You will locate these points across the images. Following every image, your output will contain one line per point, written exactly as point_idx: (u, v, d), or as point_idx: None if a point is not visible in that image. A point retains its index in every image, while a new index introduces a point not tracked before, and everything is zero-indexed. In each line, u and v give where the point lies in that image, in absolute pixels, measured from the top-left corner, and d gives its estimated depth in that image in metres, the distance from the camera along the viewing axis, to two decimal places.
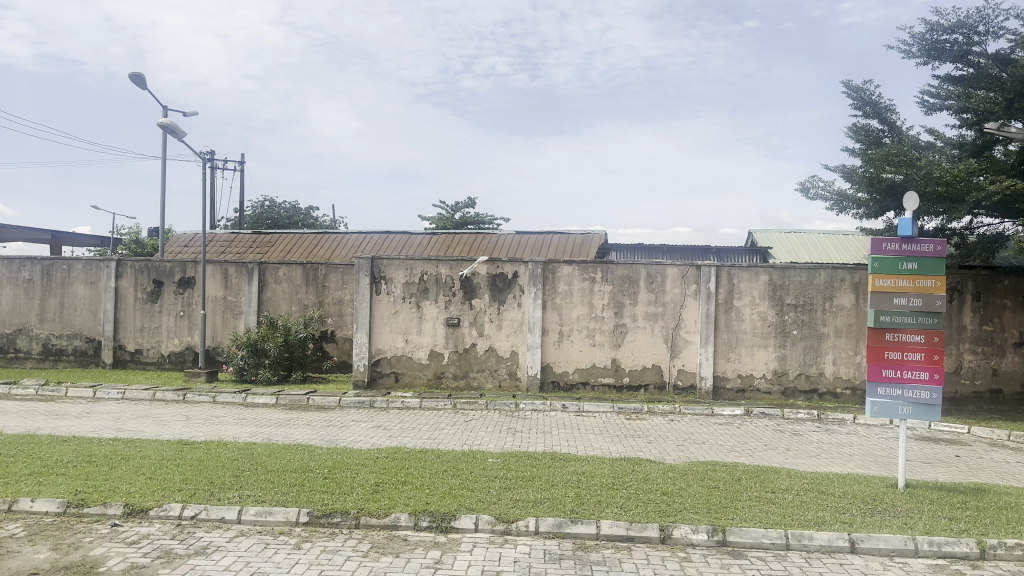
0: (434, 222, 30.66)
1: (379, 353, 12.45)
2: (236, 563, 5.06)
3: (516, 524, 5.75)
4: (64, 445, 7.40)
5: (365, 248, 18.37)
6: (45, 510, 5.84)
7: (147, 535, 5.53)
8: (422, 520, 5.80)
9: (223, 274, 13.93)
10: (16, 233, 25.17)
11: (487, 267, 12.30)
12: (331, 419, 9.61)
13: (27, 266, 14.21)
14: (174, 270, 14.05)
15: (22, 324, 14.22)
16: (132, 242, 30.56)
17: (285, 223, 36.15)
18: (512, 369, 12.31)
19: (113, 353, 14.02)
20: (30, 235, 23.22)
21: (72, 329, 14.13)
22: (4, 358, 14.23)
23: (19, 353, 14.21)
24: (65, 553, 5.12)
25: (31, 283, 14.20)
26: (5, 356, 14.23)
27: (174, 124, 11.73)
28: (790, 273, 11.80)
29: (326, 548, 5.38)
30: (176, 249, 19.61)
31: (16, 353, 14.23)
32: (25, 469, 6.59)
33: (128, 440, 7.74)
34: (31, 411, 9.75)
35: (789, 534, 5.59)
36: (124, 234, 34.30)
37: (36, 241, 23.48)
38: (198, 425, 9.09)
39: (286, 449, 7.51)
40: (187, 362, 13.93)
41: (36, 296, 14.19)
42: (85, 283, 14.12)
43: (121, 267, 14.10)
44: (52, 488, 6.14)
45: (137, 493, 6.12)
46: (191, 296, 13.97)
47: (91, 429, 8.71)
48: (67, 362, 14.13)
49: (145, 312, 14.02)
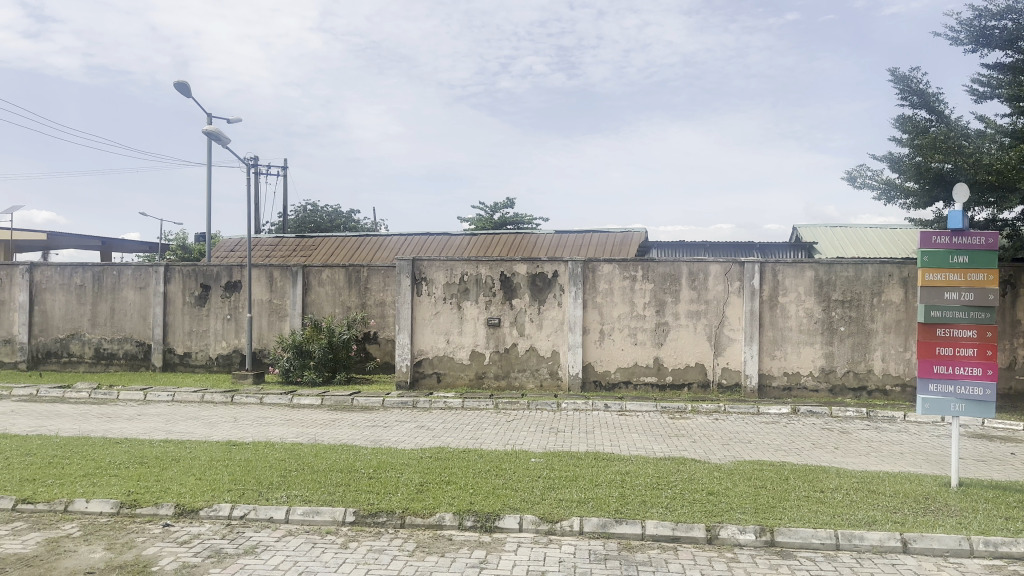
0: (474, 224, 30.73)
1: (420, 354, 12.53)
2: (284, 562, 5.14)
3: (560, 523, 5.74)
4: (116, 447, 7.58)
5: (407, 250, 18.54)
6: (99, 510, 6.00)
7: (197, 535, 5.64)
8: (467, 520, 5.83)
9: (269, 278, 14.16)
10: (68, 242, 26.00)
11: (527, 267, 12.30)
12: (375, 420, 9.69)
13: (79, 273, 14.62)
14: (220, 274, 14.32)
15: (75, 329, 14.61)
16: (180, 248, 31.22)
17: (328, 227, 36.66)
18: (553, 369, 12.29)
19: (162, 356, 14.35)
20: (82, 243, 23.90)
21: (123, 333, 14.49)
22: (58, 362, 14.64)
23: (73, 357, 14.61)
24: (119, 553, 5.26)
25: (83, 289, 14.59)
26: (60, 361, 14.63)
27: (219, 131, 11.94)
28: (837, 268, 11.56)
29: (372, 547, 5.43)
30: (222, 255, 19.97)
31: (70, 357, 14.64)
32: (80, 470, 6.78)
33: (178, 441, 7.90)
34: (85, 413, 10.00)
35: (839, 534, 5.49)
36: (171, 240, 35.20)
37: (87, 249, 24.16)
38: (246, 426, 9.25)
39: (331, 449, 7.59)
40: (235, 364, 14.21)
41: (88, 301, 14.58)
42: (135, 289, 14.48)
43: (169, 272, 14.43)
44: (105, 489, 6.31)
45: (187, 493, 6.25)
46: (238, 300, 14.24)
47: (142, 431, 8.92)
48: (119, 365, 14.49)
49: (193, 316, 14.32)
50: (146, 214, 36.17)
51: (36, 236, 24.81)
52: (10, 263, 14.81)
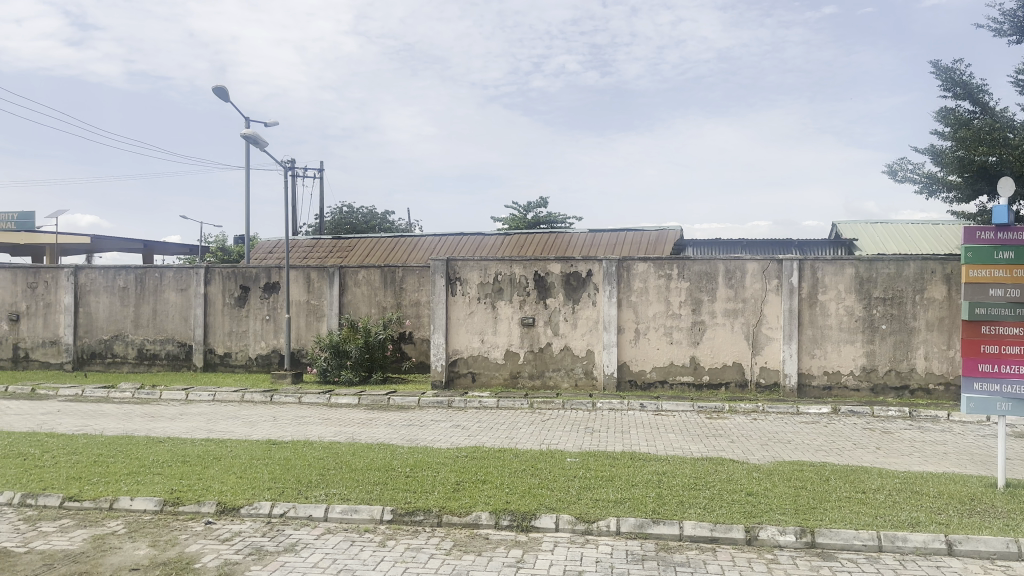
0: (508, 223, 30.78)
1: (455, 353, 12.58)
2: (323, 560, 5.20)
3: (597, 523, 5.72)
4: (160, 446, 7.75)
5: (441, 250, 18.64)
6: (143, 508, 6.13)
7: (238, 532, 5.74)
8: (503, 519, 5.84)
9: (306, 279, 14.35)
10: (112, 244, 26.65)
11: (561, 266, 12.28)
12: (411, 419, 9.75)
13: (122, 275, 14.95)
14: (259, 275, 14.54)
15: (118, 330, 14.94)
16: (220, 250, 31.81)
17: (364, 229, 37.04)
18: (588, 368, 12.25)
19: (204, 357, 14.62)
20: (125, 246, 24.47)
21: (165, 334, 14.79)
22: (102, 363, 14.99)
23: (116, 358, 14.95)
24: (163, 550, 5.37)
25: (126, 291, 14.92)
26: (104, 361, 14.98)
27: (257, 135, 12.13)
28: (877, 265, 11.35)
29: (410, 546, 5.47)
30: (261, 256, 20.28)
31: (113, 357, 14.97)
32: (123, 468, 6.93)
33: (219, 440, 8.04)
34: (129, 413, 10.23)
35: (881, 535, 5.39)
36: (212, 242, 35.91)
37: (131, 251, 24.73)
38: (284, 425, 9.39)
39: (368, 448, 7.66)
40: (274, 364, 14.42)
41: (131, 303, 14.90)
42: (176, 291, 14.77)
43: (210, 274, 14.69)
44: (149, 487, 6.45)
45: (228, 491, 6.36)
46: (276, 300, 14.44)
47: (184, 429, 9.10)
48: (161, 365, 14.79)
49: (233, 316, 14.57)
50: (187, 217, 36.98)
51: (81, 239, 25.47)
52: (55, 266, 15.17)
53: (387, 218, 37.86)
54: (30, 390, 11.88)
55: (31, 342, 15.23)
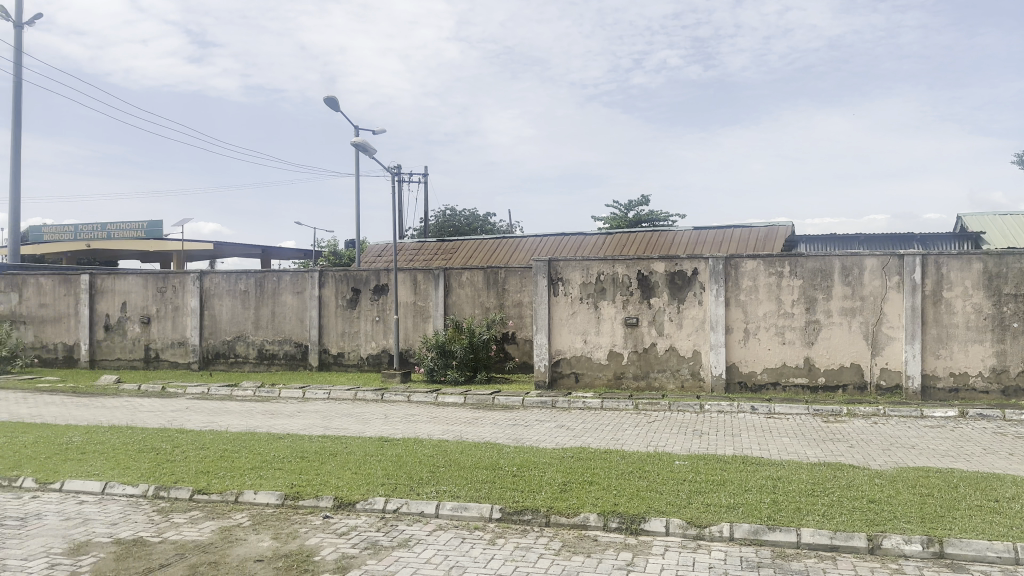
0: (609, 223, 30.61)
1: (558, 354, 12.58)
2: (436, 557, 5.29)
3: (709, 528, 5.58)
4: (279, 442, 8.11)
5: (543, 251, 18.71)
6: (267, 501, 6.42)
7: (355, 527, 5.93)
8: (612, 522, 5.79)
9: (413, 281, 14.72)
10: (233, 250, 28.21)
11: (666, 265, 12.09)
12: (516, 419, 9.82)
13: (243, 279, 15.75)
14: (369, 278, 15.01)
15: (241, 332, 15.75)
16: (331, 254, 33.14)
17: (466, 231, 37.72)
18: (695, 369, 11.99)
19: (318, 356, 15.22)
20: (245, 251, 25.87)
21: (283, 335, 15.48)
22: (227, 362, 15.83)
23: (239, 357, 15.76)
24: (285, 542, 5.61)
25: (247, 294, 15.72)
26: (228, 361, 15.82)
27: (365, 142, 12.51)
28: (1009, 259, 10.61)
29: (519, 545, 5.50)
30: (370, 259, 20.96)
31: (235, 357, 15.79)
32: (246, 463, 7.29)
33: (335, 437, 8.33)
34: (251, 410, 10.76)
35: (1018, 547, 5.00)
36: (324, 247, 37.49)
37: (250, 257, 26.13)
38: (395, 423, 9.64)
39: (475, 447, 7.77)
40: (383, 364, 14.86)
41: (252, 306, 15.69)
42: (292, 293, 15.44)
43: (323, 277, 15.27)
44: (271, 481, 6.75)
45: (344, 486, 6.59)
46: (385, 302, 14.88)
47: (302, 426, 9.48)
48: (280, 365, 15.49)
49: (345, 318, 15.10)
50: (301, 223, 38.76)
51: (205, 245, 27.09)
52: (183, 271, 16.12)
53: (489, 220, 38.39)
54: (161, 388, 12.69)
55: (161, 343, 16.22)
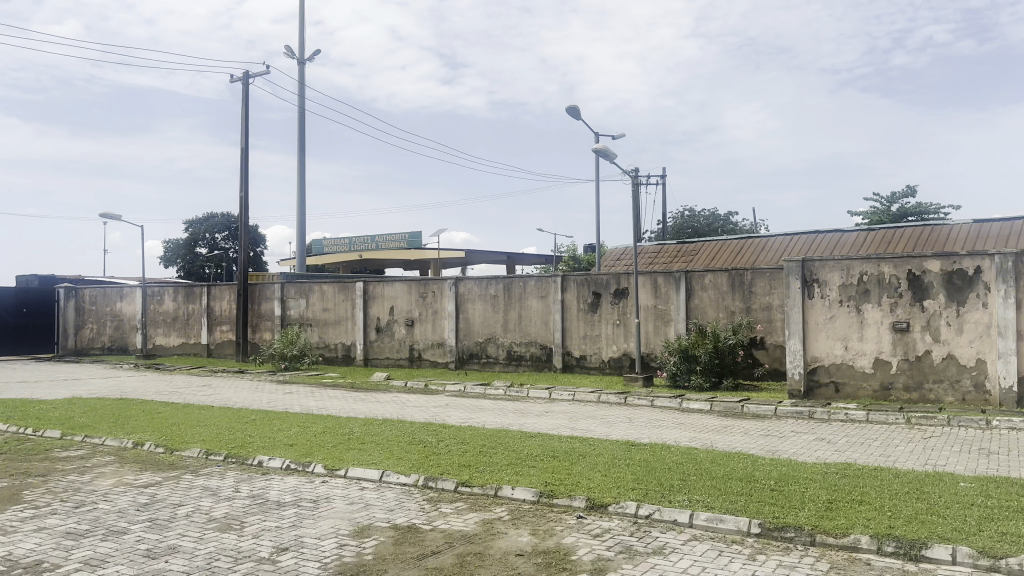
0: (866, 218, 28.17)
1: (815, 361, 11.77)
2: (693, 567, 5.13)
3: (1008, 561, 4.84)
4: (532, 440, 8.40)
5: (792, 251, 17.68)
6: (523, 498, 6.66)
7: (608, 529, 5.94)
8: (887, 546, 5.24)
9: (654, 284, 14.62)
10: (480, 257, 30.03)
11: (941, 263, 10.85)
12: (769, 429, 9.32)
13: (492, 284, 16.62)
14: (610, 281, 15.16)
15: (491, 334, 16.61)
16: (570, 259, 34.02)
17: (706, 231, 36.79)
18: (979, 381, 10.61)
19: (562, 358, 15.63)
20: (491, 258, 27.43)
21: (529, 337, 16.10)
22: (479, 362, 16.77)
23: (490, 358, 16.63)
24: (543, 539, 5.76)
25: (496, 298, 16.56)
26: (479, 361, 16.76)
27: (606, 147, 12.63)
28: None
29: (782, 563, 5.17)
30: (610, 263, 21.19)
31: (487, 358, 16.68)
32: (503, 460, 7.63)
33: (584, 438, 8.46)
34: (503, 408, 11.30)
35: None
36: (564, 251, 38.61)
37: (496, 262, 27.65)
38: (644, 427, 9.58)
39: (728, 456, 7.47)
40: (625, 367, 14.91)
41: (500, 309, 16.49)
42: (537, 297, 16.02)
43: (565, 281, 15.68)
44: (526, 479, 6.99)
45: (596, 489, 6.64)
46: (626, 305, 14.93)
47: (552, 426, 9.76)
48: (527, 366, 16.12)
49: (588, 321, 15.36)
50: (543, 230, 40.27)
51: (455, 253, 29.12)
52: (440, 278, 17.32)
53: (729, 219, 37.10)
54: (423, 385, 13.77)
55: (422, 344, 17.58)
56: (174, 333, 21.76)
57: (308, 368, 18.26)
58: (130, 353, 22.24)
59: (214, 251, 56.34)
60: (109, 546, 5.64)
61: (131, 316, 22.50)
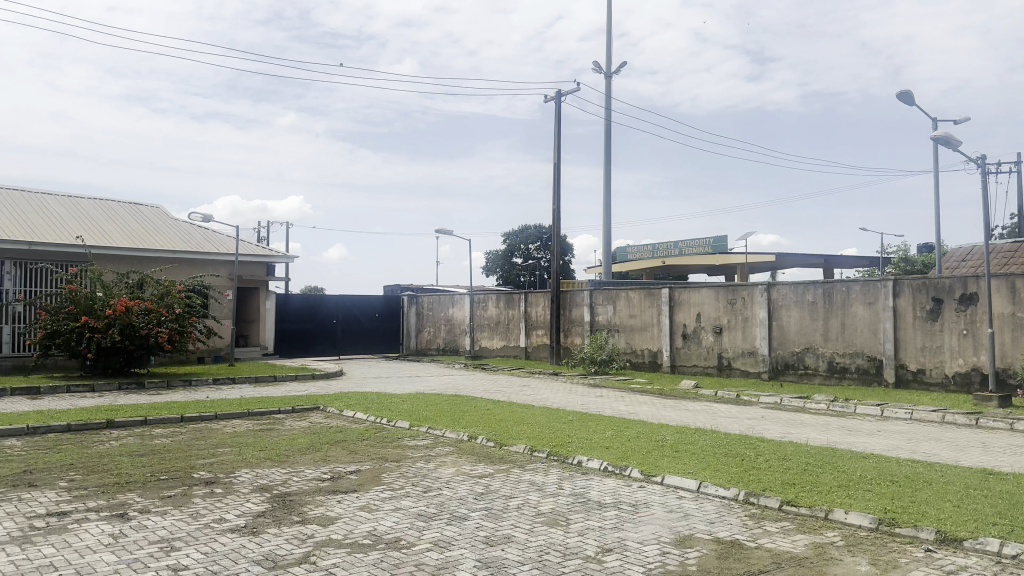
0: None
1: None
2: None
3: None
4: (865, 461, 7.68)
5: None
6: (858, 523, 6.10)
7: (966, 567, 5.18)
8: None
9: (1013, 288, 12.67)
10: (794, 259, 28.43)
11: None
12: None
13: (810, 290, 15.62)
14: (954, 286, 13.46)
15: (809, 344, 15.59)
16: (900, 261, 30.75)
17: None
18: None
19: (895, 372, 14.17)
20: (805, 262, 25.86)
21: (853, 348, 14.82)
22: (796, 373, 15.82)
23: (808, 369, 15.60)
24: (885, 570, 5.21)
25: (815, 305, 15.52)
26: (796, 372, 15.80)
27: (948, 134, 11.15)
28: None
29: None
30: (953, 264, 18.72)
31: (806, 369, 15.67)
32: (833, 480, 7.08)
33: (929, 463, 7.53)
34: (827, 424, 10.51)
35: None
36: (892, 253, 34.96)
37: (810, 266, 25.98)
38: (1004, 454, 8.24)
39: None
40: (975, 384, 13.11)
41: (820, 317, 15.42)
42: (863, 304, 14.70)
43: (898, 286, 14.21)
44: (861, 503, 6.41)
45: (948, 520, 5.86)
46: (977, 313, 13.12)
47: (887, 447, 8.82)
48: (851, 379, 14.85)
49: (926, 331, 13.76)
50: (866, 229, 36.93)
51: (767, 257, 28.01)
52: (751, 284, 16.74)
53: None
54: (736, 395, 13.34)
55: (733, 352, 17.04)
56: (497, 336, 23.71)
57: (618, 372, 18.86)
58: (460, 355, 24.78)
59: (530, 260, 60.44)
60: (453, 531, 6.26)
61: (460, 321, 25.03)
